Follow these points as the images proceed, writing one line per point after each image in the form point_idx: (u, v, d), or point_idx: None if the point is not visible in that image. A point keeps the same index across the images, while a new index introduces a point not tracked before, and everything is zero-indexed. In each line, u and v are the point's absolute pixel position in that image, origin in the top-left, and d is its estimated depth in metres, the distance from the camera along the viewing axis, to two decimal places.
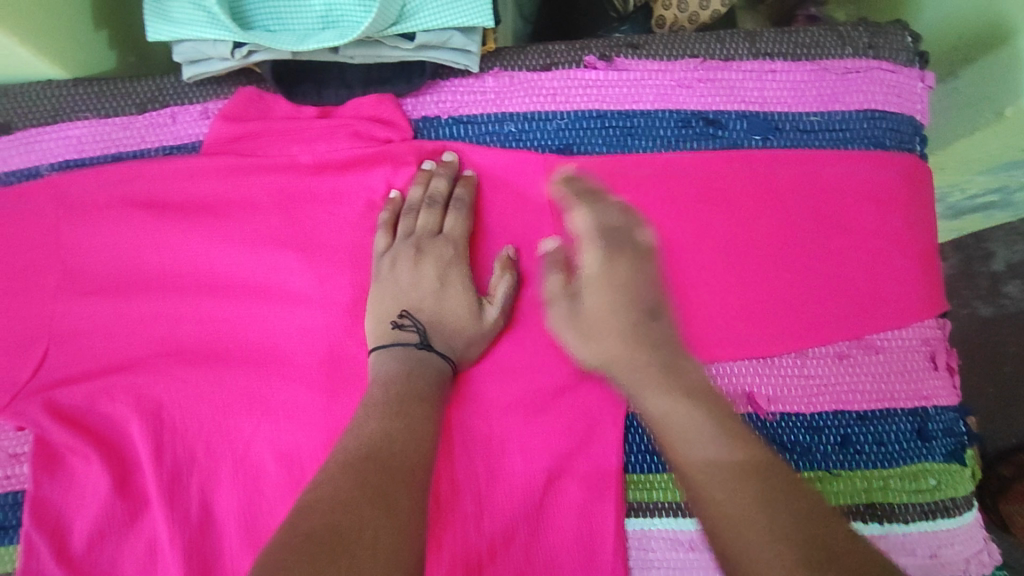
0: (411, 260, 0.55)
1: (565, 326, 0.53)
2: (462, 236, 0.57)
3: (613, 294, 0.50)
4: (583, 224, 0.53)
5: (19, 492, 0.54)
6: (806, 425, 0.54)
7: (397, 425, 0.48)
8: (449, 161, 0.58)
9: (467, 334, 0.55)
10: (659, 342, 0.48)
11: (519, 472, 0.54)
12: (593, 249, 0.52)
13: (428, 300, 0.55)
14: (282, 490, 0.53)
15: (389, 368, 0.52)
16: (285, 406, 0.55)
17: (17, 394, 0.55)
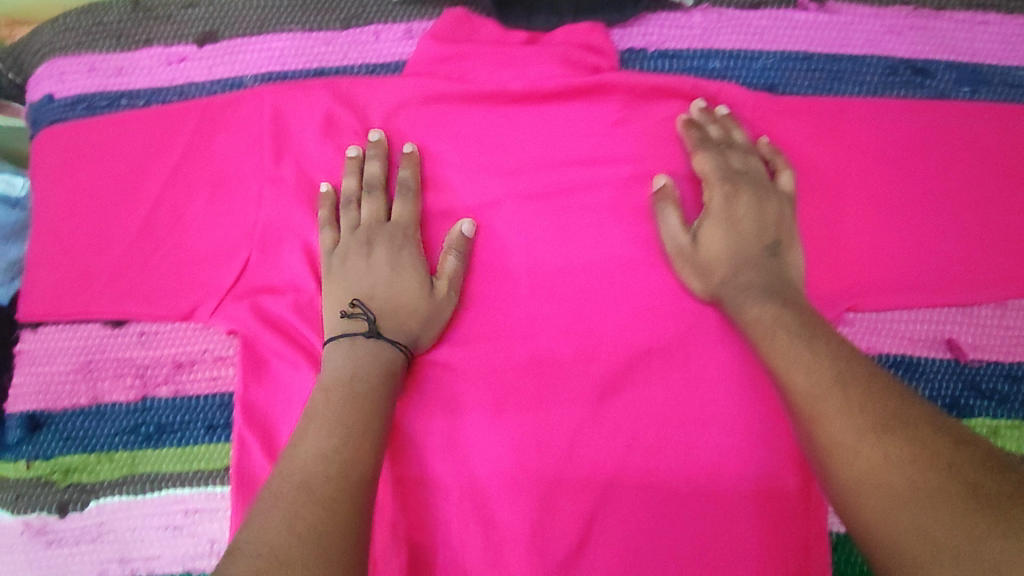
0: (363, 254, 0.54)
1: (682, 261, 0.54)
2: (413, 222, 0.56)
3: (726, 233, 0.54)
4: (706, 165, 0.55)
5: (228, 393, 0.56)
6: (1005, 374, 0.56)
7: (333, 441, 0.45)
8: (376, 140, 0.57)
9: (423, 317, 0.53)
10: (765, 284, 0.52)
11: (718, 405, 0.54)
12: (716, 190, 0.55)
13: (380, 282, 0.53)
14: (484, 406, 0.55)
15: (343, 367, 0.50)
16: (489, 324, 0.56)
17: (222, 300, 0.57)
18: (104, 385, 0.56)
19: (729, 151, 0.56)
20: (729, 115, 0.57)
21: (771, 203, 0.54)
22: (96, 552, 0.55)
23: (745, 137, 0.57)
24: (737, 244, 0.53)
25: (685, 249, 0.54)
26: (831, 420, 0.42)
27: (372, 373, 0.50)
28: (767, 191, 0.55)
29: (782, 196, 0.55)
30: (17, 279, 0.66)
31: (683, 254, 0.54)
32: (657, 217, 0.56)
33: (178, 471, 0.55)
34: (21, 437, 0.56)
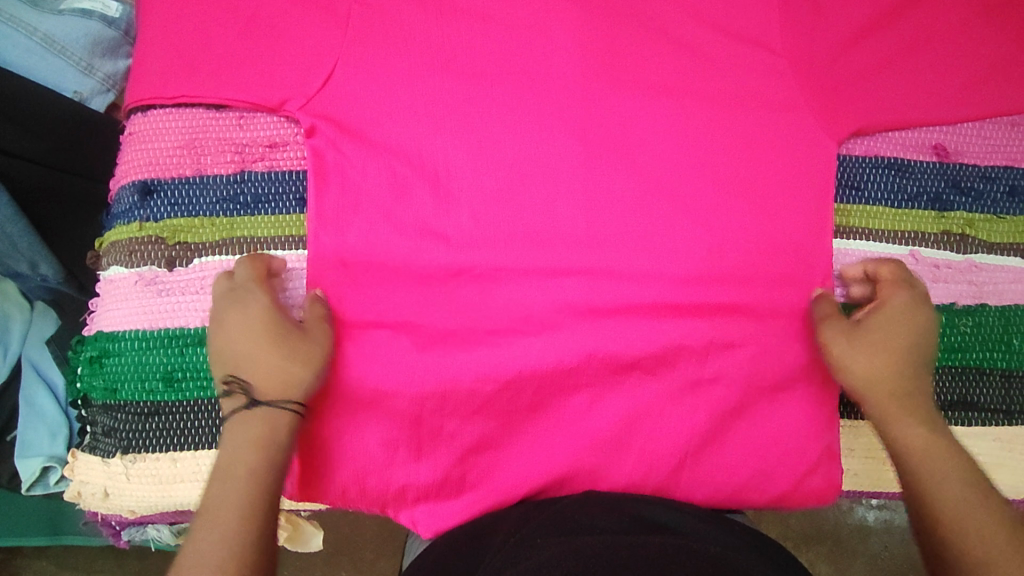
0: (219, 327, 0.58)
1: (839, 336, 0.59)
2: (254, 277, 0.59)
3: (899, 326, 0.59)
4: (891, 273, 0.61)
5: (302, 172, 0.65)
6: (981, 175, 0.66)
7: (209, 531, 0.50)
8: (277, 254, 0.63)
9: (275, 364, 0.56)
10: (910, 389, 0.57)
11: (732, 198, 0.65)
12: (901, 292, 0.60)
13: (239, 346, 0.57)
14: (543, 190, 0.65)
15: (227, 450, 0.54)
16: (543, 125, 0.65)
17: (309, 99, 0.64)
18: (207, 161, 0.64)
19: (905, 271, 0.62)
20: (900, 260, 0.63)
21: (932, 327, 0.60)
22: (200, 302, 0.63)
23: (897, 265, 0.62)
24: (865, 327, 0.59)
25: (846, 327, 0.60)
26: (945, 478, 0.53)
27: (251, 437, 0.54)
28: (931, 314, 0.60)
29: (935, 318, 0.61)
30: (112, 91, 0.76)
31: (844, 335, 0.59)
32: (817, 303, 0.63)
33: (271, 235, 0.64)
34: (134, 202, 0.64)
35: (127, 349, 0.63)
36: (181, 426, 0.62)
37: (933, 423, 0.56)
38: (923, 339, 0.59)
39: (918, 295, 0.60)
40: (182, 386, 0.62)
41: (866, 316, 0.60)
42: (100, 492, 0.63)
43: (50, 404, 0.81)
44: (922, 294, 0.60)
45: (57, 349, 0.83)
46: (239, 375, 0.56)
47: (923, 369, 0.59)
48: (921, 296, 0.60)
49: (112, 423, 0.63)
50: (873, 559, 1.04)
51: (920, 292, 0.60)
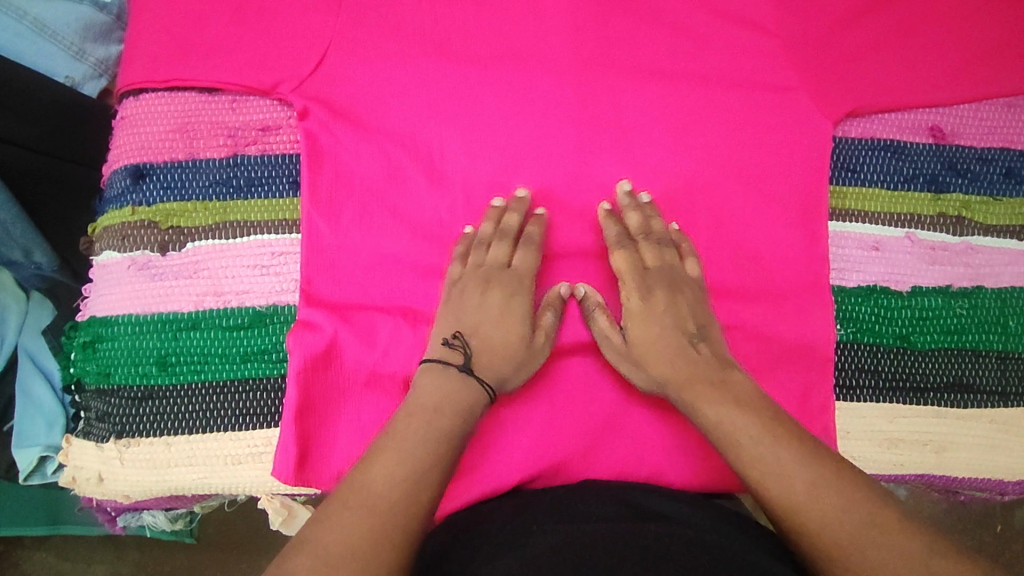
0: (478, 292, 0.61)
1: (620, 358, 0.61)
2: (529, 273, 0.63)
3: (653, 326, 0.60)
4: (621, 263, 0.62)
5: (294, 156, 0.64)
6: (977, 157, 0.66)
7: (395, 468, 0.50)
8: (521, 198, 0.63)
9: (515, 361, 0.60)
10: (700, 377, 0.57)
11: (728, 182, 0.65)
12: (633, 294, 0.62)
13: (494, 330, 0.60)
14: (538, 175, 0.64)
15: (428, 395, 0.56)
16: (537, 110, 0.65)
17: (302, 82, 0.64)
18: (200, 144, 0.64)
19: (645, 244, 0.62)
20: (649, 205, 0.63)
21: (686, 294, 0.61)
22: (193, 286, 0.62)
23: (662, 226, 0.63)
24: (631, 338, 0.61)
25: (618, 349, 0.61)
26: (742, 442, 0.53)
27: (444, 394, 0.56)
28: (679, 283, 0.62)
29: (694, 286, 0.62)
30: (104, 76, 0.76)
31: (619, 353, 0.61)
32: (589, 321, 0.63)
33: (264, 219, 0.63)
34: (126, 186, 0.64)
35: (120, 334, 0.62)
36: (174, 410, 0.61)
37: (723, 397, 0.55)
38: (672, 323, 0.60)
39: (647, 284, 0.62)
40: (175, 371, 0.62)
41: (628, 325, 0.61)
42: (94, 477, 0.63)
43: (47, 395, 0.81)
44: (677, 282, 0.61)
45: (54, 339, 0.81)
46: (478, 351, 0.59)
47: (692, 345, 0.59)
48: (638, 275, 0.62)
49: (106, 407, 0.62)
50: None
51: (671, 271, 0.62)
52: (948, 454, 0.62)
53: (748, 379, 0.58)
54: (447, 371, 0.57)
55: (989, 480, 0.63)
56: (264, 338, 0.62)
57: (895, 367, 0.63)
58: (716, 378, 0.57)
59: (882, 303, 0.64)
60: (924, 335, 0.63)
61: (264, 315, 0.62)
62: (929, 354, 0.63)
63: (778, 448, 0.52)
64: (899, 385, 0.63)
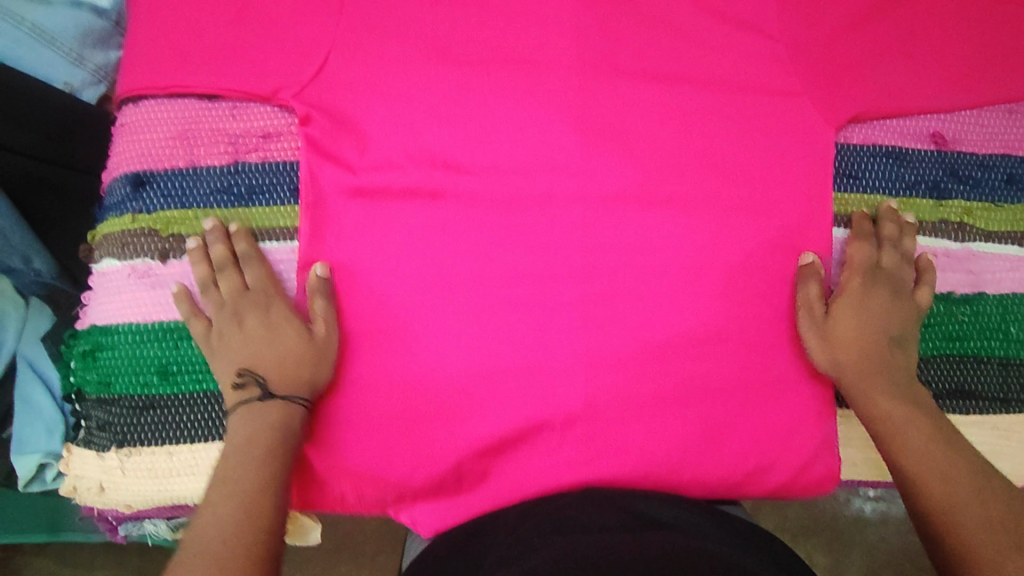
0: (235, 326, 0.60)
1: (812, 331, 0.62)
2: (268, 283, 0.62)
3: (855, 318, 0.62)
4: (856, 253, 0.63)
5: (293, 164, 0.64)
6: (979, 163, 0.66)
7: (226, 508, 0.52)
8: (211, 227, 0.62)
9: (303, 356, 0.60)
10: (884, 371, 0.60)
11: (729, 189, 0.65)
12: (810, 286, 0.63)
13: (269, 353, 0.60)
14: (539, 182, 0.64)
15: (239, 435, 0.56)
16: (538, 117, 0.65)
17: (304, 89, 0.63)
18: (200, 152, 0.64)
19: (886, 248, 0.63)
20: (909, 224, 0.64)
21: (904, 306, 0.62)
22: (195, 294, 0.62)
23: (895, 229, 0.63)
24: (830, 315, 0.62)
25: (816, 319, 0.62)
26: (913, 445, 0.56)
27: (244, 431, 0.56)
28: (902, 292, 0.63)
29: (914, 308, 0.63)
30: (103, 82, 0.76)
31: (818, 327, 0.62)
32: (798, 285, 0.64)
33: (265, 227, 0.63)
34: (126, 194, 0.63)
35: (120, 342, 0.62)
36: (177, 419, 0.61)
37: (900, 394, 0.59)
38: (867, 326, 0.62)
39: (870, 281, 0.63)
40: (177, 380, 0.61)
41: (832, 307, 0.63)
42: (96, 486, 0.63)
43: (45, 401, 0.81)
44: (902, 293, 0.63)
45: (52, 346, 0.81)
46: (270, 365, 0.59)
47: (896, 348, 0.61)
48: (863, 274, 0.63)
49: (107, 416, 0.62)
50: (868, 552, 1.05)
51: (891, 273, 0.63)
52: None
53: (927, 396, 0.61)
54: (247, 408, 0.58)
55: None
56: None
57: None
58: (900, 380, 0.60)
59: None
60: (927, 341, 0.63)
61: None
62: (931, 361, 0.63)
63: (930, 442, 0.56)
64: None
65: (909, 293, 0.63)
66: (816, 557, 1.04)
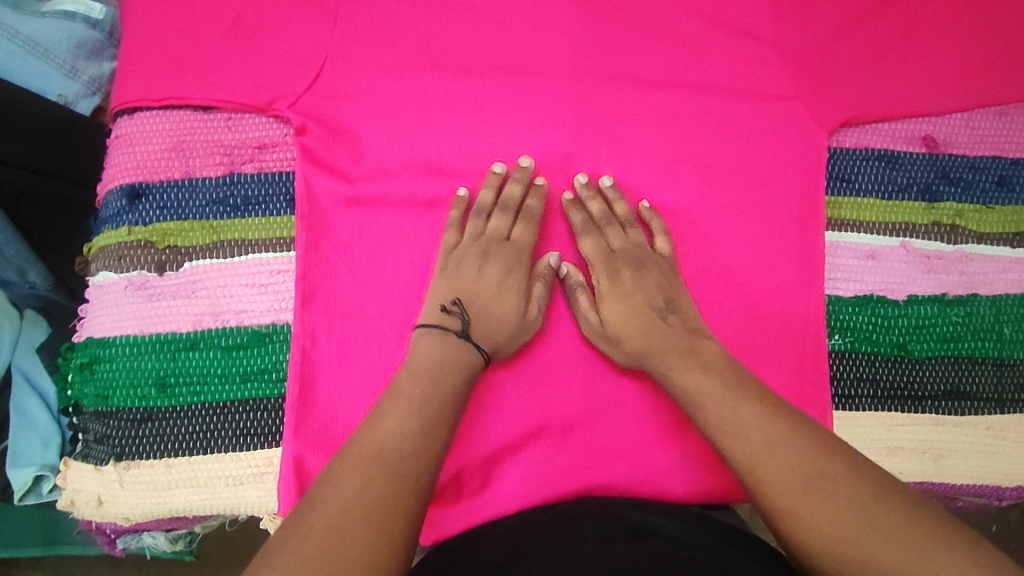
0: (478, 262, 0.62)
1: (607, 339, 0.61)
2: (529, 244, 0.63)
3: (620, 305, 0.61)
4: (591, 249, 0.63)
5: (288, 174, 0.64)
6: (970, 165, 0.67)
7: (410, 430, 0.51)
8: (526, 166, 0.63)
9: (507, 331, 0.60)
10: (664, 343, 0.59)
11: (723, 195, 0.65)
12: (603, 277, 0.63)
13: (482, 294, 0.61)
14: (535, 189, 0.64)
15: (425, 357, 0.56)
16: (533, 123, 0.65)
17: (299, 98, 0.64)
18: (196, 163, 0.64)
19: (608, 228, 0.64)
20: (610, 188, 0.64)
21: (651, 274, 0.62)
22: (192, 306, 0.62)
23: (626, 209, 0.64)
24: (603, 313, 0.62)
25: (597, 330, 0.62)
26: (739, 425, 0.52)
27: (458, 350, 0.57)
28: (647, 263, 0.63)
29: (663, 261, 0.63)
30: (98, 94, 0.75)
31: (601, 334, 0.62)
32: (573, 299, 0.63)
33: (262, 237, 0.63)
34: (123, 206, 0.63)
35: (118, 355, 0.62)
36: (174, 431, 0.61)
37: (694, 357, 0.57)
38: (635, 307, 0.61)
39: (623, 263, 0.63)
40: (175, 392, 0.61)
41: (602, 296, 0.62)
42: (94, 499, 0.62)
43: (42, 413, 0.81)
44: (647, 262, 0.63)
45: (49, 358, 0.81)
46: (494, 303, 0.61)
47: (664, 316, 0.60)
48: (605, 261, 0.63)
49: (105, 430, 0.62)
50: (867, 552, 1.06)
51: (623, 252, 0.63)
52: (947, 461, 0.63)
53: (718, 346, 0.59)
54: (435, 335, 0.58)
55: (990, 486, 0.63)
56: (266, 357, 0.62)
57: (893, 376, 0.63)
58: (676, 345, 0.59)
59: (881, 312, 0.64)
60: (921, 343, 0.64)
61: (264, 335, 0.62)
62: (926, 363, 0.64)
63: (762, 423, 0.52)
64: (897, 394, 0.63)
65: (660, 256, 0.63)
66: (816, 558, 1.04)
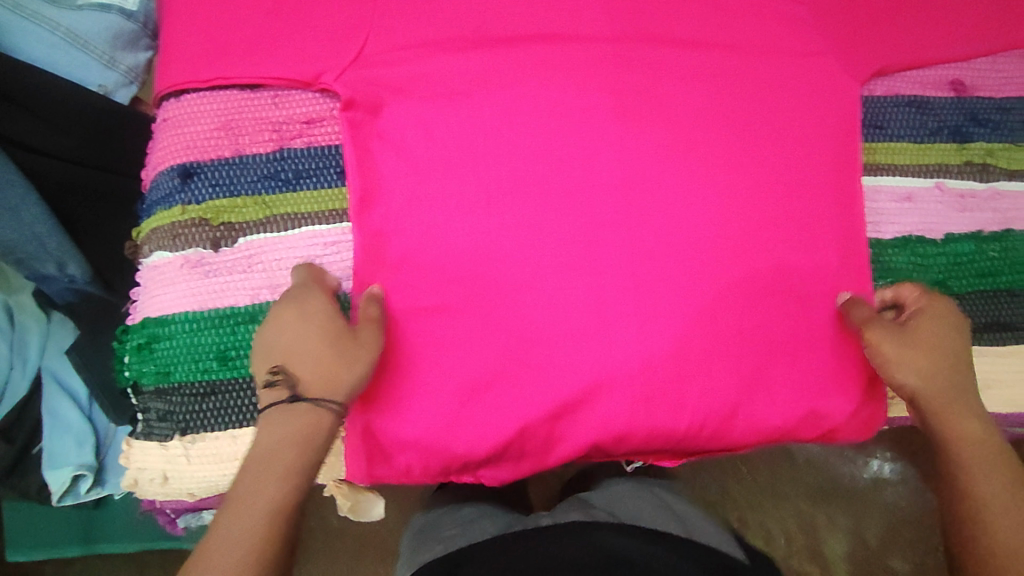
0: (271, 320, 0.59)
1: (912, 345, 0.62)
2: (315, 280, 0.61)
3: (953, 338, 0.63)
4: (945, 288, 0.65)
5: (336, 148, 0.65)
6: (997, 107, 0.69)
7: (241, 527, 0.54)
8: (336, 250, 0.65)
9: (341, 360, 0.58)
10: (962, 395, 0.62)
11: (765, 148, 0.66)
12: (947, 307, 0.64)
13: (298, 344, 0.58)
14: (579, 152, 0.66)
15: (266, 439, 0.57)
16: (574, 87, 0.66)
17: (345, 72, 0.65)
18: (246, 140, 0.65)
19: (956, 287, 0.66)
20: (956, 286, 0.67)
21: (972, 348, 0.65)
22: (248, 280, 0.63)
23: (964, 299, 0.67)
24: (914, 330, 0.62)
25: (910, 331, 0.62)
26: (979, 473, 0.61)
27: (284, 433, 0.56)
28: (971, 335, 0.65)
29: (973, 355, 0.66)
30: (135, 83, 0.78)
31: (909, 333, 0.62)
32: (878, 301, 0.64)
33: (314, 209, 0.64)
34: (175, 185, 0.64)
35: (177, 332, 0.62)
36: (239, 403, 0.62)
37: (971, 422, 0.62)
38: (957, 346, 0.63)
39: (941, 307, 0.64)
40: (237, 364, 0.62)
41: (918, 322, 0.63)
42: (159, 477, 0.63)
43: (74, 413, 0.89)
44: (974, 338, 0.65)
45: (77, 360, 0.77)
46: (296, 361, 0.58)
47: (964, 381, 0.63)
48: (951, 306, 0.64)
49: (168, 406, 0.62)
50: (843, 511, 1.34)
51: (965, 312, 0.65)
52: (992, 391, 0.65)
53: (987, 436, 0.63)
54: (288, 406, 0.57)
55: None
56: None
57: None
58: (974, 411, 0.62)
59: (919, 251, 0.66)
60: (961, 279, 0.66)
61: None
62: (966, 297, 0.66)
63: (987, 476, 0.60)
64: None
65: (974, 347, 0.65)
66: (795, 517, 1.33)
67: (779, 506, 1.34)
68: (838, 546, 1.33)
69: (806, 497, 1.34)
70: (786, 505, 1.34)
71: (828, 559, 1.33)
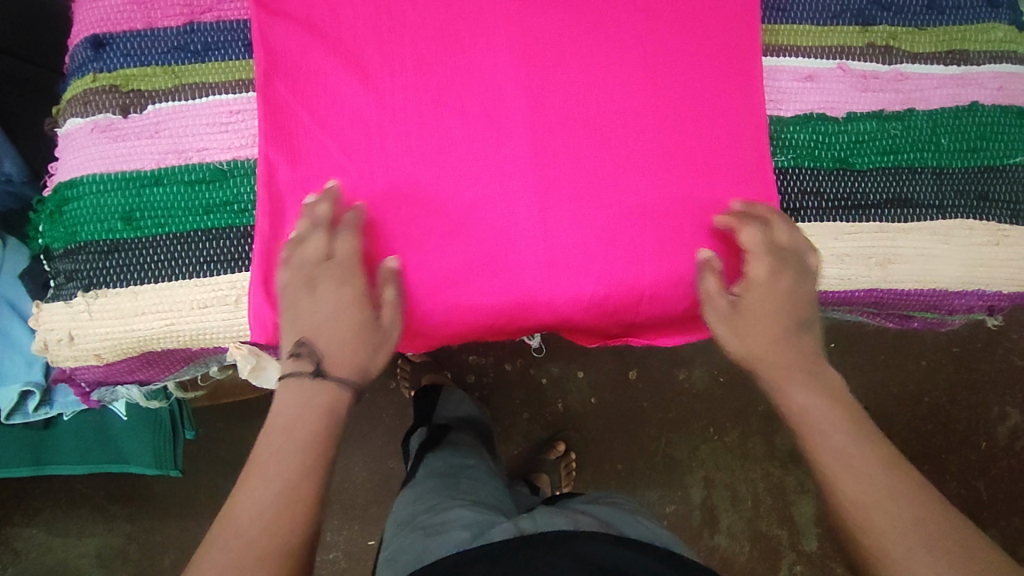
0: (308, 291, 0.59)
1: (731, 324, 0.62)
2: (353, 256, 0.60)
3: (762, 303, 0.61)
4: (753, 241, 0.62)
5: (245, 23, 0.67)
6: None
7: (267, 498, 0.52)
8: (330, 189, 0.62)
9: (373, 343, 0.60)
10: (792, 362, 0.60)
11: (671, 29, 0.67)
12: (761, 264, 0.62)
13: (327, 319, 0.59)
14: (486, 30, 0.66)
15: (290, 410, 0.56)
16: None
17: None
18: (158, 14, 0.66)
19: (774, 227, 0.62)
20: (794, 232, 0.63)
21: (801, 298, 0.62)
22: (155, 144, 0.64)
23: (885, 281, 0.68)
24: (739, 304, 0.62)
25: (724, 310, 0.63)
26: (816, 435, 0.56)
27: (309, 407, 0.56)
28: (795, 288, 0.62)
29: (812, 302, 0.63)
30: None
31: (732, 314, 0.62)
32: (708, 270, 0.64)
33: (222, 79, 0.66)
34: (89, 56, 0.65)
35: (85, 193, 0.64)
36: (144, 262, 0.64)
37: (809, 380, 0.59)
38: (786, 309, 0.61)
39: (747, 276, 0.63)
40: (142, 225, 0.64)
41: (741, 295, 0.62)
42: (65, 336, 0.65)
43: (26, 335, 0.81)
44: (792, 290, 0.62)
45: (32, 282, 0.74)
46: (301, 337, 0.59)
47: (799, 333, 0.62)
48: (771, 259, 0.62)
49: (74, 265, 0.64)
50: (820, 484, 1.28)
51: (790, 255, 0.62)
52: (893, 265, 0.67)
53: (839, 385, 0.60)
54: (298, 380, 0.57)
55: (931, 292, 0.68)
56: (231, 190, 0.65)
57: (836, 188, 0.67)
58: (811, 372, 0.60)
59: (822, 129, 0.67)
60: (863, 156, 0.67)
61: (224, 170, 0.65)
62: (868, 173, 0.67)
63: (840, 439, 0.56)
64: (843, 203, 0.66)
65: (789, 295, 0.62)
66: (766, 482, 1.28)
67: (747, 469, 1.28)
68: (808, 510, 1.28)
69: (775, 459, 1.29)
70: (755, 468, 1.28)
71: (796, 524, 1.27)
